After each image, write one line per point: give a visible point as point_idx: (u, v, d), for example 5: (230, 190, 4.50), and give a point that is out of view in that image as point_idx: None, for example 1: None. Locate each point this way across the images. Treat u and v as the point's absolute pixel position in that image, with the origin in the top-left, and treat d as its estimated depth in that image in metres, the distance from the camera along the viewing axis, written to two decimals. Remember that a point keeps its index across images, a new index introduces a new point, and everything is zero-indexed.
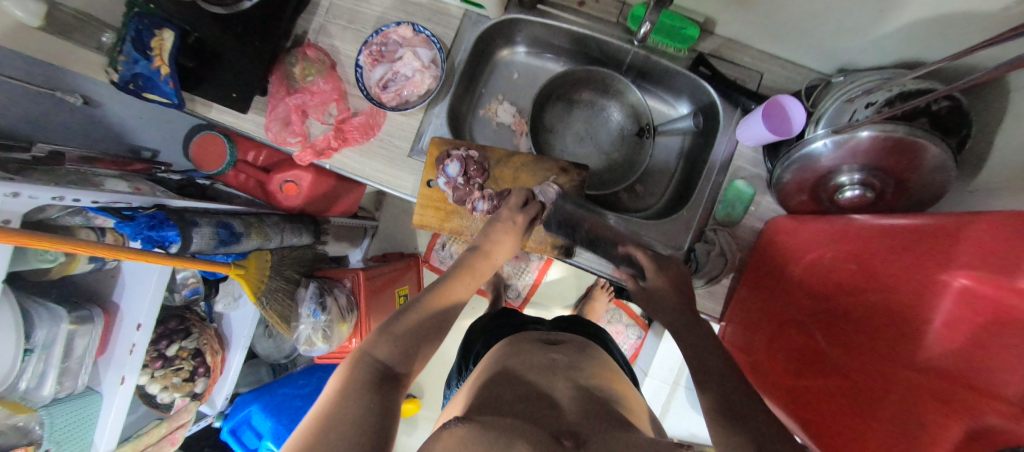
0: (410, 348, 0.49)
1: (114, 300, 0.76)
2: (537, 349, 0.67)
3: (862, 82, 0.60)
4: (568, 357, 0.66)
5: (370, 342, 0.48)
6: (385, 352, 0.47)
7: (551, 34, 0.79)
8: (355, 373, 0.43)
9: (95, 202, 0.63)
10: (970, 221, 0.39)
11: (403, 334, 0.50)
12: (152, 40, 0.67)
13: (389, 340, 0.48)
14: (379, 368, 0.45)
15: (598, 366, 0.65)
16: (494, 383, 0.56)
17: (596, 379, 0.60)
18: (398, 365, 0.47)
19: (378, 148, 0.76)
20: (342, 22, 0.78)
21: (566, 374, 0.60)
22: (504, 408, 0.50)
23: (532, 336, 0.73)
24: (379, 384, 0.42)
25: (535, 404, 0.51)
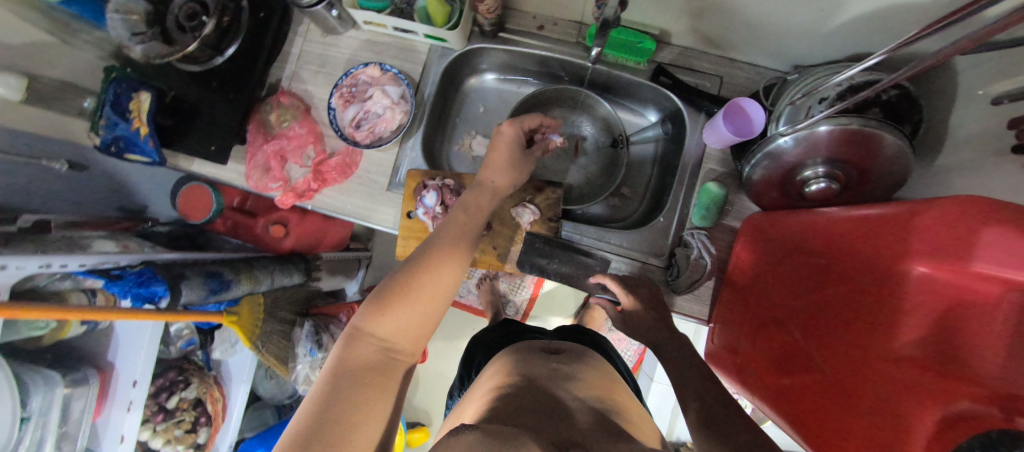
0: (406, 326, 0.50)
1: (108, 360, 0.77)
2: (539, 358, 0.67)
3: (814, 77, 0.62)
4: (571, 367, 0.64)
5: (367, 317, 0.49)
6: (380, 330, 0.48)
7: (516, 59, 0.82)
8: (350, 354, 0.45)
9: (83, 265, 0.65)
10: (924, 209, 0.40)
11: (399, 309, 0.50)
12: (130, 103, 0.69)
13: (384, 316, 0.49)
14: (373, 350, 0.46)
15: (597, 374, 0.64)
16: (508, 395, 0.54)
17: (596, 390, 0.59)
18: (393, 343, 0.48)
19: (358, 185, 0.78)
20: (313, 67, 0.81)
21: (564, 384, 0.58)
22: (513, 414, 0.48)
23: (533, 346, 0.73)
24: (372, 369, 0.45)
25: (545, 416, 0.49)
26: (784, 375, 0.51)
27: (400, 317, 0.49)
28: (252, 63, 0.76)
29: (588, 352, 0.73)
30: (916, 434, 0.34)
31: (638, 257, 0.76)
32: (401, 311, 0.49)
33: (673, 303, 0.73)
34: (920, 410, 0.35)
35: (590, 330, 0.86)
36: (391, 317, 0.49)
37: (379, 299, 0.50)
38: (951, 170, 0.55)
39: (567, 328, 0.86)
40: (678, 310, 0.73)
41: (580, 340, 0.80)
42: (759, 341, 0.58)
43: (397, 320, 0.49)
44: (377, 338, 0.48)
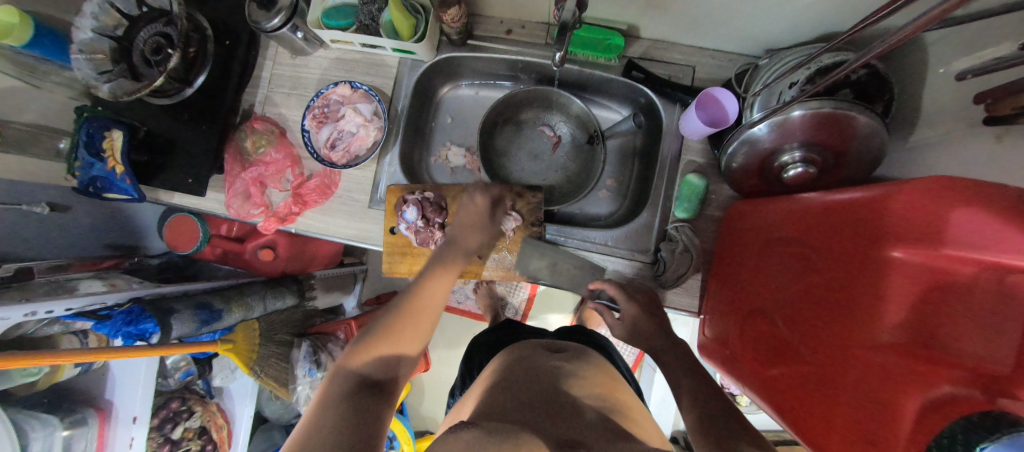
0: (387, 357, 0.52)
1: (106, 398, 0.77)
2: (541, 356, 0.67)
3: (784, 62, 0.61)
4: (573, 364, 0.64)
5: (349, 355, 0.51)
6: (362, 362, 0.50)
7: (487, 65, 0.81)
8: (333, 388, 0.47)
9: (69, 309, 0.65)
10: (897, 191, 0.40)
11: (379, 341, 0.53)
12: (104, 142, 0.68)
13: (365, 351, 0.52)
14: (356, 380, 0.48)
15: (598, 372, 0.64)
16: (506, 392, 0.55)
17: (597, 388, 0.58)
18: (375, 373, 0.50)
19: (339, 205, 0.78)
20: (285, 89, 0.81)
21: (563, 380, 0.58)
22: (511, 414, 0.49)
23: (534, 344, 0.73)
24: (354, 395, 0.46)
25: (544, 413, 0.50)
26: (770, 366, 0.51)
27: (377, 350, 0.52)
28: (223, 91, 0.75)
29: (589, 351, 0.73)
30: (903, 422, 0.34)
31: (623, 254, 0.75)
32: (378, 345, 0.52)
33: (665, 298, 0.73)
34: (903, 398, 0.35)
35: (588, 329, 0.85)
36: (369, 350, 0.51)
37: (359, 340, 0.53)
38: (925, 146, 0.55)
39: (568, 329, 0.85)
40: (669, 305, 0.73)
41: (580, 340, 0.80)
42: (745, 333, 0.57)
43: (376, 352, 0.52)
44: (359, 371, 0.49)
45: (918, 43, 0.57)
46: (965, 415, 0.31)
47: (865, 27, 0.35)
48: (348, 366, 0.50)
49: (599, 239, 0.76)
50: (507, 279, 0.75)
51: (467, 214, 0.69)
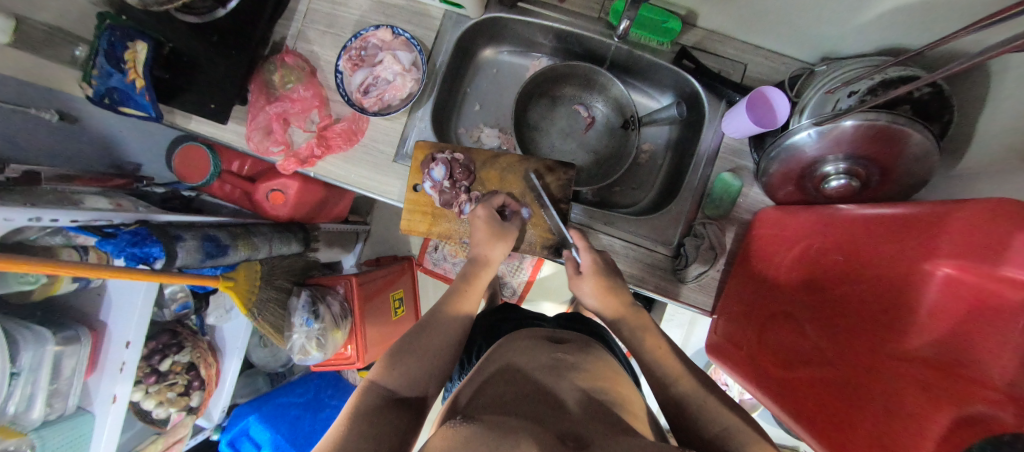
0: (414, 375, 0.52)
1: (101, 319, 0.75)
2: (538, 348, 0.60)
3: (844, 70, 0.60)
4: (575, 357, 0.58)
5: (378, 371, 0.51)
6: (391, 378, 0.50)
7: (533, 31, 0.78)
8: (363, 400, 0.47)
9: (74, 221, 0.61)
10: (957, 209, 0.37)
11: (407, 359, 0.53)
12: (125, 53, 0.64)
13: (394, 366, 0.52)
14: (388, 395, 0.48)
15: (603, 367, 0.58)
16: (503, 384, 0.50)
17: (600, 381, 0.53)
18: (404, 389, 0.50)
19: (363, 155, 0.75)
20: (320, 26, 0.77)
21: (564, 375, 0.52)
22: (510, 408, 0.45)
23: (533, 335, 0.66)
24: (385, 410, 0.46)
25: (541, 404, 0.46)
26: (792, 370, 0.51)
27: (407, 367, 0.52)
28: (258, 18, 0.71)
29: (592, 342, 0.67)
30: (927, 433, 0.33)
31: (646, 245, 0.75)
32: (411, 363, 0.53)
33: (679, 293, 0.73)
34: (932, 409, 0.34)
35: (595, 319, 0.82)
36: (400, 366, 0.52)
37: (394, 354, 0.54)
38: (973, 175, 0.54)
39: (570, 317, 0.83)
40: (684, 300, 0.73)
41: (579, 329, 0.77)
42: (767, 336, 0.57)
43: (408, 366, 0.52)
44: (388, 389, 0.49)
45: None
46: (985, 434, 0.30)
47: (961, 35, 0.33)
48: (378, 382, 0.50)
49: (581, 214, 0.76)
50: (532, 253, 0.74)
51: (479, 219, 0.68)
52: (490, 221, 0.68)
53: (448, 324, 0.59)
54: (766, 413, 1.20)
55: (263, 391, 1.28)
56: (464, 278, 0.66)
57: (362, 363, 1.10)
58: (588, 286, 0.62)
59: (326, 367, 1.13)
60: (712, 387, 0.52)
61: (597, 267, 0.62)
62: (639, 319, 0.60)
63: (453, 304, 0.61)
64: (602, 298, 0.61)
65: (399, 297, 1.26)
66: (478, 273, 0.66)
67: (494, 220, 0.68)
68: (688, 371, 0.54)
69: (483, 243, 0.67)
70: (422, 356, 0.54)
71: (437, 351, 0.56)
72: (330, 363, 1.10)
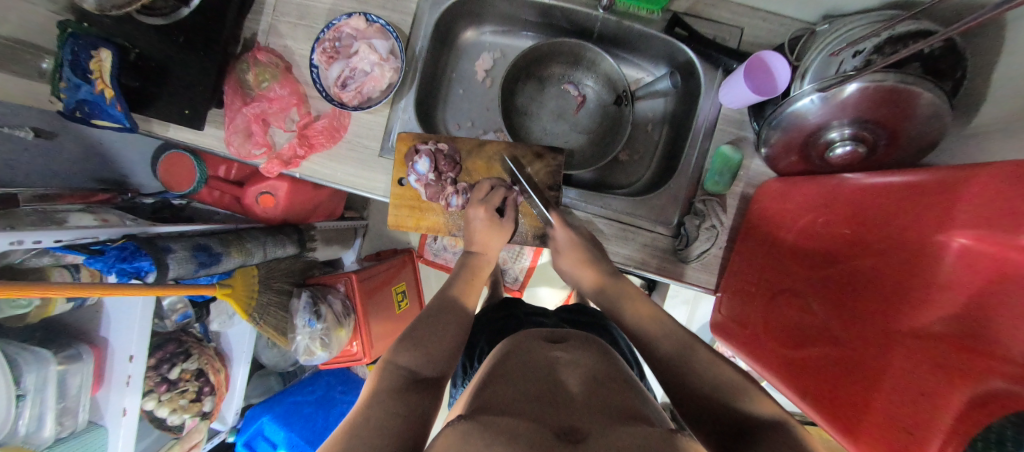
0: (432, 355, 0.52)
1: (102, 335, 0.74)
2: (539, 346, 0.59)
3: (847, 28, 0.56)
4: (574, 354, 0.56)
5: (393, 352, 0.51)
6: (409, 358, 0.50)
7: (516, 8, 0.74)
8: (381, 380, 0.46)
9: (59, 241, 0.59)
10: (975, 174, 0.35)
11: (423, 340, 0.52)
12: (91, 62, 0.61)
13: (410, 347, 0.51)
14: (403, 374, 0.47)
15: (605, 363, 0.55)
16: (509, 382, 0.48)
17: (605, 375, 0.51)
18: (422, 369, 0.49)
19: (348, 151, 0.73)
20: (292, 18, 0.73)
21: (571, 371, 0.50)
22: (511, 406, 0.42)
23: (533, 335, 0.65)
24: (402, 387, 0.45)
25: (545, 400, 0.42)
26: (800, 348, 0.49)
27: (422, 349, 0.51)
28: (224, 15, 0.67)
29: (594, 340, 0.65)
30: (944, 414, 0.32)
31: (647, 227, 0.73)
32: (422, 348, 0.52)
33: (683, 274, 0.71)
34: (948, 388, 0.33)
35: (602, 316, 0.80)
36: (413, 352, 0.51)
37: (409, 335, 0.53)
38: (985, 134, 0.51)
39: (572, 310, 0.83)
40: (689, 281, 0.71)
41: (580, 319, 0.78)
42: (772, 314, 0.56)
43: (421, 352, 0.51)
44: (402, 368, 0.48)
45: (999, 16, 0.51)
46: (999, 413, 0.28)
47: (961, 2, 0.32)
48: (395, 360, 0.49)
49: (576, 196, 0.73)
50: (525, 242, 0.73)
51: (474, 220, 0.67)
52: (491, 222, 0.67)
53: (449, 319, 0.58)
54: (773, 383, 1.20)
55: (276, 390, 1.30)
56: (466, 269, 0.66)
57: (370, 358, 1.10)
58: (589, 279, 0.64)
59: (334, 365, 1.13)
60: None
61: (573, 241, 0.65)
62: (623, 289, 0.60)
63: (463, 296, 0.62)
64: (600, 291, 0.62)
65: (401, 291, 1.26)
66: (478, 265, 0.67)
67: (494, 220, 0.67)
68: None
69: (481, 240, 0.68)
70: (435, 345, 0.53)
71: (446, 342, 0.54)
72: (338, 361, 1.11)
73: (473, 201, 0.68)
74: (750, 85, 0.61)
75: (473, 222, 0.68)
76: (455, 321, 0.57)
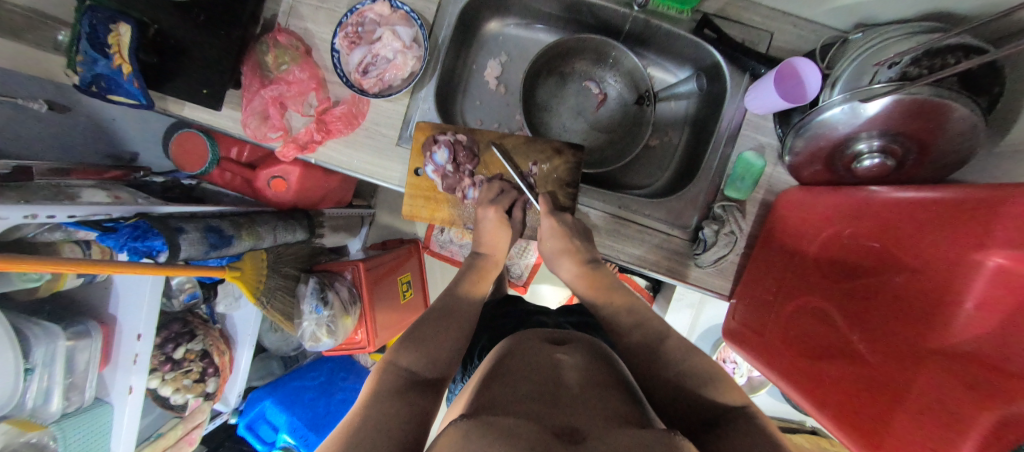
0: (434, 356, 0.51)
1: (110, 312, 0.74)
2: (540, 347, 0.58)
3: (882, 38, 0.55)
4: (573, 355, 0.55)
5: (396, 352, 0.50)
6: (410, 359, 0.49)
7: (542, 1, 0.73)
8: (382, 381, 0.46)
9: (72, 216, 0.58)
10: (1012, 195, 0.34)
11: (425, 340, 0.52)
12: (108, 36, 0.59)
13: (412, 347, 0.51)
14: (404, 376, 0.47)
15: (602, 362, 0.54)
16: (505, 381, 0.47)
17: (595, 372, 0.49)
18: (423, 370, 0.49)
19: (365, 139, 0.72)
20: (313, 1, 0.71)
21: (563, 370, 0.49)
22: (507, 407, 0.41)
23: (536, 335, 0.64)
24: (404, 391, 0.45)
25: (538, 401, 0.41)
26: (817, 362, 0.49)
27: (426, 348, 0.51)
28: None
29: (593, 341, 0.64)
30: (968, 437, 0.32)
31: (663, 229, 0.72)
32: (428, 345, 0.52)
33: (687, 274, 0.72)
34: (975, 410, 0.32)
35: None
36: (417, 350, 0.51)
37: (413, 335, 0.53)
38: (1021, 153, 0.50)
39: (576, 310, 0.83)
40: (693, 282, 0.71)
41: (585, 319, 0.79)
42: (792, 325, 0.55)
43: (424, 351, 0.51)
44: (405, 369, 0.48)
45: None
46: None
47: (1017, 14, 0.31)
48: (396, 360, 0.49)
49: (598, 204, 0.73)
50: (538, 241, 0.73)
51: (487, 220, 0.67)
52: (501, 222, 0.67)
53: (459, 312, 0.58)
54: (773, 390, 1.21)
55: (277, 374, 1.30)
56: (472, 269, 0.66)
57: (374, 347, 1.11)
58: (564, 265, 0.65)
59: (339, 353, 1.14)
60: None
61: (567, 248, 0.64)
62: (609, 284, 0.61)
63: (472, 292, 0.62)
64: (576, 278, 0.64)
65: (407, 281, 1.26)
66: (488, 266, 0.67)
67: (503, 218, 0.67)
68: None
69: (489, 241, 0.67)
70: (441, 343, 0.53)
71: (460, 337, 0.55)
72: (343, 348, 1.11)
73: (488, 201, 0.68)
74: (776, 90, 0.61)
75: (485, 223, 0.68)
76: (463, 322, 0.57)
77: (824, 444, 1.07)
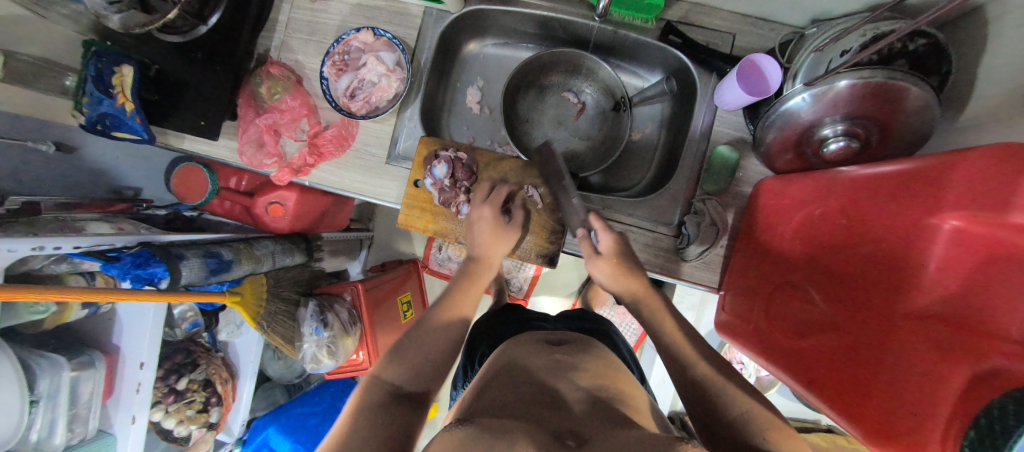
0: (420, 369, 0.51)
1: (114, 343, 0.76)
2: (538, 350, 0.59)
3: (834, 29, 0.58)
4: (574, 357, 0.56)
5: (381, 366, 0.51)
6: (395, 373, 0.49)
7: (515, 21, 0.78)
8: (365, 396, 0.46)
9: (77, 248, 0.62)
10: (959, 159, 0.36)
11: (411, 353, 0.52)
12: (113, 78, 0.64)
13: (398, 361, 0.51)
14: (388, 390, 0.47)
15: (603, 366, 0.56)
16: (508, 385, 0.49)
17: (602, 380, 0.51)
18: (408, 384, 0.49)
19: (355, 160, 0.75)
20: (303, 35, 0.77)
21: (565, 375, 0.50)
22: (510, 410, 0.42)
23: (533, 337, 0.65)
24: (388, 406, 0.45)
25: (541, 405, 0.43)
26: (801, 341, 0.50)
27: (411, 363, 0.51)
28: (240, 32, 0.71)
29: (592, 342, 0.66)
30: (948, 394, 0.32)
31: (649, 227, 0.73)
32: (412, 359, 0.51)
33: (681, 271, 0.72)
34: (951, 368, 0.33)
35: (604, 326, 0.81)
36: (403, 365, 0.50)
37: (399, 347, 0.52)
38: (974, 125, 0.52)
39: (575, 315, 0.84)
40: (687, 278, 0.72)
41: (583, 324, 0.79)
42: (775, 309, 0.55)
43: (409, 365, 0.51)
44: (390, 383, 0.48)
45: (981, 14, 0.53)
46: (1009, 387, 0.29)
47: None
48: (381, 375, 0.49)
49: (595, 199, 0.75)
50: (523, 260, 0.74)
51: (478, 221, 0.67)
52: (496, 225, 0.67)
53: (446, 317, 0.58)
54: (784, 389, 1.18)
55: (281, 403, 1.29)
56: (466, 276, 0.65)
57: None
58: (606, 269, 0.60)
59: (341, 375, 1.14)
60: (724, 370, 0.51)
61: (617, 252, 0.60)
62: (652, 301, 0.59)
63: (461, 302, 0.60)
64: (618, 280, 0.60)
65: (407, 301, 1.27)
66: (482, 273, 0.65)
67: (498, 222, 0.67)
68: (691, 348, 0.55)
69: (484, 244, 0.66)
70: (426, 354, 0.53)
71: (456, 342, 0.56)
72: (346, 370, 1.11)
73: (478, 202, 0.69)
74: (736, 74, 0.64)
75: (477, 224, 0.68)
76: (450, 328, 0.56)
77: (841, 442, 1.04)
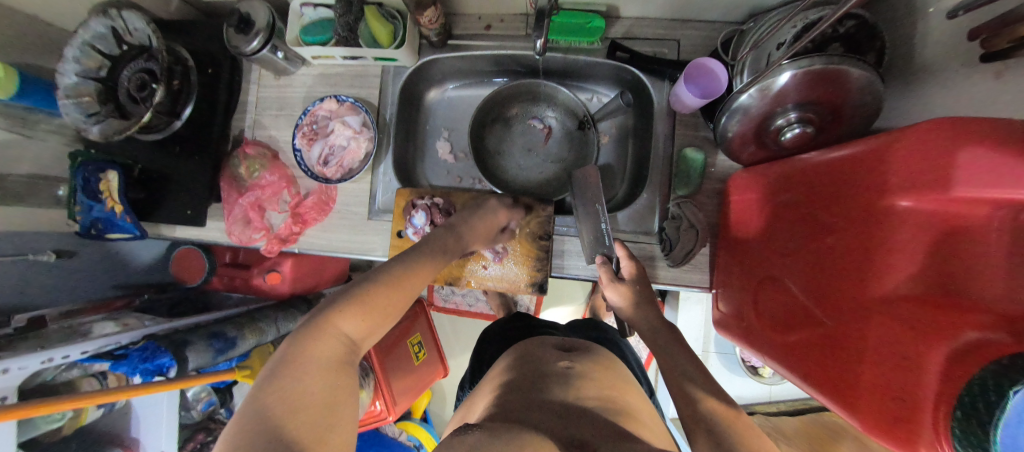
0: (375, 323, 0.51)
1: (133, 436, 0.77)
2: (550, 355, 0.60)
3: (768, 23, 0.60)
4: (582, 364, 0.57)
5: (335, 314, 0.47)
6: (351, 326, 0.48)
7: (469, 63, 0.81)
8: (319, 346, 0.44)
9: (84, 351, 0.66)
10: (898, 140, 0.37)
11: (373, 311, 0.50)
12: (100, 184, 0.68)
13: (359, 316, 0.49)
14: (344, 346, 0.46)
15: (611, 375, 0.56)
16: (513, 390, 0.49)
17: (610, 390, 0.51)
18: (360, 337, 0.49)
19: (339, 220, 0.78)
20: (273, 111, 0.81)
21: (571, 382, 0.50)
22: (524, 416, 0.42)
23: (545, 342, 0.66)
24: (343, 362, 0.44)
25: (552, 412, 0.44)
26: (790, 332, 0.50)
27: (371, 319, 0.50)
28: (212, 121, 0.75)
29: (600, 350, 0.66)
30: (927, 372, 0.32)
31: (631, 238, 0.74)
32: (373, 318, 0.50)
33: (658, 274, 0.72)
34: (925, 346, 0.33)
35: (615, 332, 0.82)
36: (363, 325, 0.49)
37: (362, 300, 0.50)
38: (918, 94, 0.54)
39: (583, 324, 0.83)
40: (665, 281, 0.72)
41: (590, 333, 0.79)
42: (763, 302, 0.56)
43: (368, 326, 0.50)
44: (344, 338, 0.47)
45: None
46: (992, 359, 0.28)
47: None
48: (339, 327, 0.47)
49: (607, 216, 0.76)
50: (513, 291, 0.74)
51: (487, 209, 0.71)
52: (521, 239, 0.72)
53: (410, 282, 0.57)
54: None
55: None
56: (433, 245, 0.63)
57: (393, 416, 1.10)
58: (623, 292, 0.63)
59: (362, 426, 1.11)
60: None
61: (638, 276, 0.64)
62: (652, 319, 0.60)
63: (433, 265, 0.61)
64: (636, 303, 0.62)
65: (418, 342, 1.26)
66: (449, 244, 0.65)
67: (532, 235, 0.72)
68: (689, 355, 0.55)
69: (478, 237, 0.69)
70: (381, 312, 0.52)
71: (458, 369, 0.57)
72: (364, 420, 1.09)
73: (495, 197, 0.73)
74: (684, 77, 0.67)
75: (482, 210, 0.71)
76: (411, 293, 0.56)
77: None
